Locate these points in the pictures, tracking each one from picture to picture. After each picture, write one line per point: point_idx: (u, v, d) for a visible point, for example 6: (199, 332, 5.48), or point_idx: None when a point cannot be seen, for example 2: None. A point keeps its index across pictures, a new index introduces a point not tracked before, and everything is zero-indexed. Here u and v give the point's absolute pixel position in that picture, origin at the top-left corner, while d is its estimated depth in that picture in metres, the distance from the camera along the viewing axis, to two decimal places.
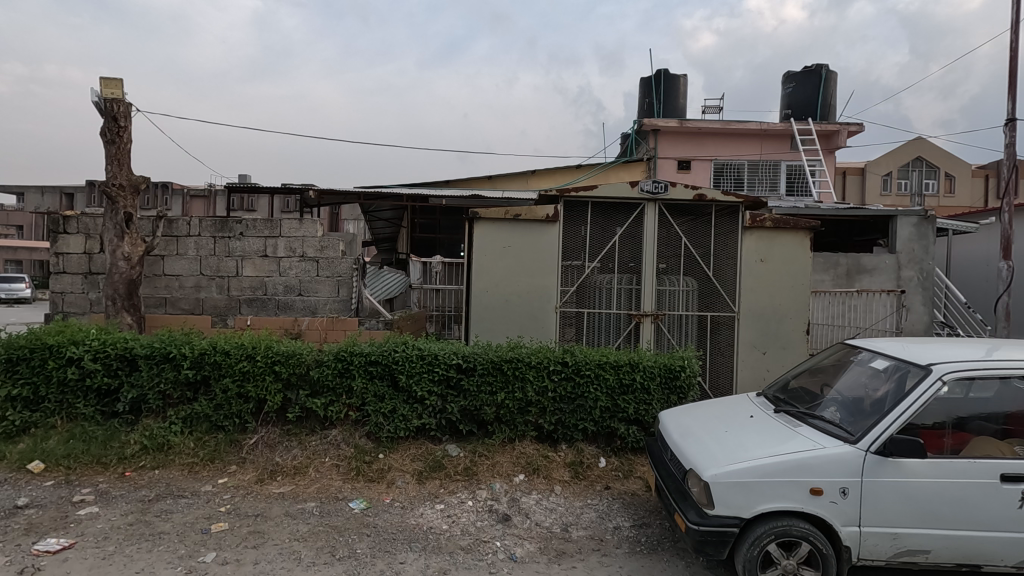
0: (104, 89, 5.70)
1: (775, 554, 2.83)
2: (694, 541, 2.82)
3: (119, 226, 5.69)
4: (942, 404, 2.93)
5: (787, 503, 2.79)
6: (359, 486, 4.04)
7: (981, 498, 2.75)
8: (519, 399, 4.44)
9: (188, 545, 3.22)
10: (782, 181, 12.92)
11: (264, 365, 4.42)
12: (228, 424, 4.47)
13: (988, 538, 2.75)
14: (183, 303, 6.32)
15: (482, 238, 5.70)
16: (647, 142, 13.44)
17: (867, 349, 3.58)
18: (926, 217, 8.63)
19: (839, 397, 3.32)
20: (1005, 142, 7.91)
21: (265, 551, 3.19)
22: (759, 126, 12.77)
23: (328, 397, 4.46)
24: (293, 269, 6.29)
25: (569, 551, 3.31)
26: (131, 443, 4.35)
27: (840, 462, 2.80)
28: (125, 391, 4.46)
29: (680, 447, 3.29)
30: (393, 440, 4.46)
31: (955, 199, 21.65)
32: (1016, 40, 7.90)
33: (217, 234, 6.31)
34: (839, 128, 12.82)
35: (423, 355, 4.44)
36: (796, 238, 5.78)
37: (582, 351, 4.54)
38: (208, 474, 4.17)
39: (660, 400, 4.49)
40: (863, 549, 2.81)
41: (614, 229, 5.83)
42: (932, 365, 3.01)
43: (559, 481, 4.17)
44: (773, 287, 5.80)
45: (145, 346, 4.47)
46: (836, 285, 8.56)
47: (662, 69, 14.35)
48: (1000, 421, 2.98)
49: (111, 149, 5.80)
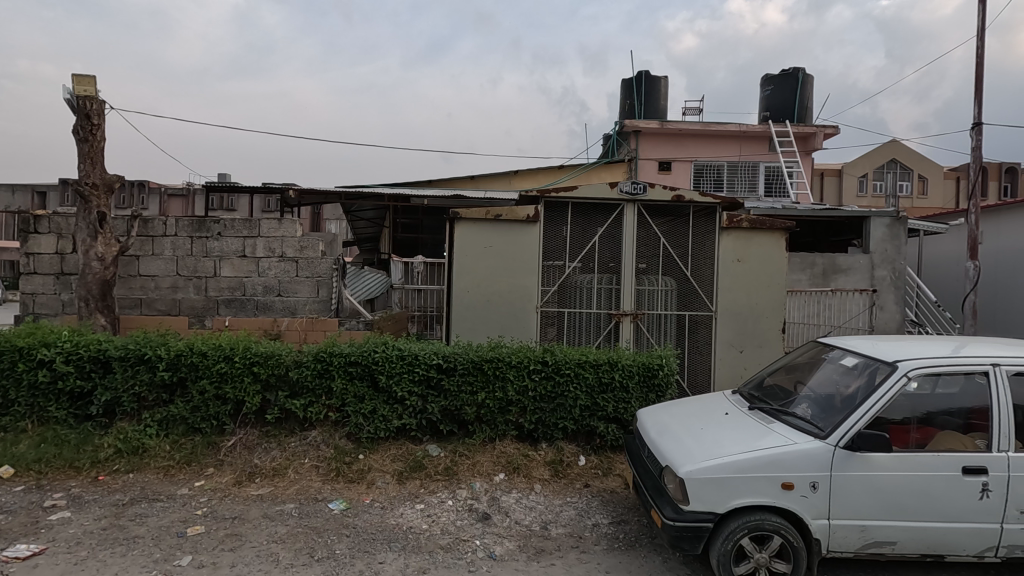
0: (76, 86, 5.59)
1: (749, 548, 2.89)
2: (671, 537, 2.88)
3: (93, 226, 5.58)
4: (907, 399, 3.02)
5: (760, 498, 2.85)
6: (339, 488, 4.03)
7: (945, 490, 2.84)
8: (499, 399, 4.46)
9: (164, 549, 3.19)
10: (761, 182, 13.16)
11: (242, 366, 4.38)
12: (205, 426, 4.43)
13: (951, 529, 2.85)
14: (159, 304, 6.21)
15: (463, 239, 5.71)
16: (628, 143, 13.53)
17: (838, 348, 3.67)
18: (898, 217, 8.83)
19: (812, 394, 3.40)
20: (972, 146, 8.15)
21: (242, 553, 3.16)
22: (737, 127, 12.98)
23: (308, 398, 4.43)
24: (272, 269, 6.24)
25: (548, 549, 3.34)
26: (105, 446, 4.28)
27: (811, 457, 2.87)
28: (99, 394, 4.38)
29: (658, 444, 3.34)
30: (374, 440, 4.45)
31: (927, 200, 22.20)
32: (982, 46, 8.14)
33: (194, 234, 6.22)
34: (816, 130, 13.07)
35: (403, 355, 4.44)
36: (771, 238, 5.89)
37: (562, 350, 4.57)
38: (185, 477, 4.13)
39: (639, 398, 4.54)
40: (832, 542, 2.88)
41: (595, 229, 5.87)
42: (897, 362, 3.11)
43: (539, 480, 4.20)
44: (749, 286, 5.90)
45: (119, 347, 4.40)
46: (812, 284, 8.73)
47: (642, 70, 14.48)
48: (964, 416, 3.02)
49: (83, 148, 5.68)
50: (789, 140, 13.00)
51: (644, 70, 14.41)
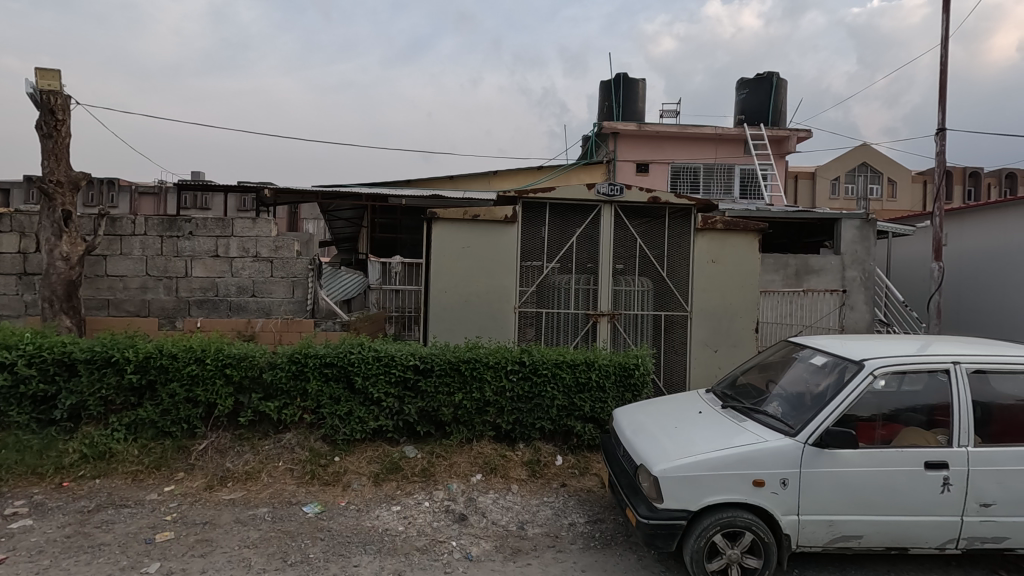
0: (39, 80, 5.42)
1: (721, 544, 2.93)
2: (646, 535, 2.92)
3: (57, 225, 5.42)
4: (874, 396, 3.11)
5: (731, 495, 2.90)
6: (313, 490, 3.98)
7: (909, 485, 2.92)
8: (476, 400, 4.45)
9: (131, 556, 3.11)
10: (736, 184, 13.39)
11: (214, 368, 4.29)
12: (176, 430, 4.32)
13: (914, 522, 2.93)
14: (127, 305, 6.05)
15: (440, 239, 5.68)
16: (607, 143, 13.61)
17: (808, 347, 3.75)
18: (867, 219, 9.06)
19: (782, 392, 3.46)
20: (937, 151, 8.41)
21: (213, 559, 3.10)
22: (713, 130, 13.21)
23: (282, 400, 4.36)
24: (246, 269, 6.13)
25: (524, 548, 3.35)
26: (70, 451, 4.16)
27: (781, 454, 2.93)
28: (63, 398, 4.25)
29: (633, 443, 3.37)
30: (350, 443, 4.41)
31: (896, 204, 22.81)
32: (946, 53, 8.41)
33: (165, 233, 6.08)
34: (789, 133, 13.34)
35: (379, 356, 4.40)
36: (744, 239, 5.98)
37: (539, 351, 4.59)
38: (154, 482, 4.03)
39: (615, 398, 4.58)
40: (801, 537, 2.95)
41: (572, 230, 5.90)
42: (864, 361, 3.19)
43: (516, 480, 4.20)
44: (723, 286, 6.00)
45: (84, 350, 4.26)
46: (785, 284, 8.91)
47: (621, 73, 14.60)
48: (928, 413, 3.11)
49: (47, 144, 5.51)
50: (763, 143, 13.24)
51: (622, 72, 14.54)
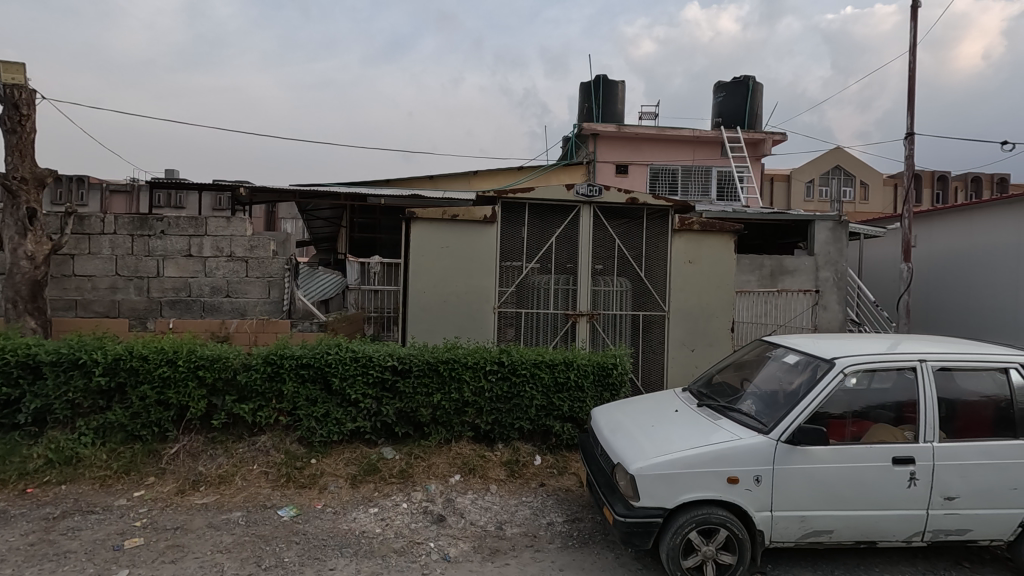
0: (2, 73, 5.25)
1: (696, 541, 2.97)
2: (623, 533, 2.93)
3: (22, 223, 5.25)
4: (845, 394, 3.17)
5: (706, 493, 2.94)
6: (289, 493, 3.92)
7: (877, 480, 3.00)
8: (455, 400, 4.44)
9: (98, 563, 3.03)
10: (713, 186, 13.58)
11: (186, 370, 4.20)
12: (146, 433, 4.22)
13: (882, 516, 3.01)
14: (96, 305, 5.89)
15: (419, 239, 5.65)
16: (587, 145, 13.70)
17: (782, 346, 3.81)
18: (840, 221, 9.25)
19: (757, 391, 3.52)
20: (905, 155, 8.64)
21: (184, 565, 3.04)
22: (691, 132, 13.39)
23: (257, 402, 4.29)
24: (220, 269, 6.02)
25: (502, 549, 3.34)
26: (35, 457, 4.03)
27: (754, 452, 2.98)
28: (27, 401, 4.12)
29: (610, 443, 3.38)
30: (327, 445, 4.36)
31: (868, 206, 23.37)
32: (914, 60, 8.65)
33: (135, 232, 5.93)
34: (765, 136, 13.58)
35: (357, 357, 4.35)
36: (720, 240, 6.06)
37: (518, 351, 4.59)
38: (123, 487, 3.93)
39: (593, 398, 4.60)
40: (774, 532, 3.00)
41: (552, 230, 5.91)
42: (835, 360, 3.25)
43: (495, 480, 4.20)
44: (699, 286, 6.07)
45: (50, 352, 4.14)
46: (761, 285, 9.07)
47: (600, 75, 14.71)
48: (895, 410, 3.19)
49: (11, 139, 5.33)
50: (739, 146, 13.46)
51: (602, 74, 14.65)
